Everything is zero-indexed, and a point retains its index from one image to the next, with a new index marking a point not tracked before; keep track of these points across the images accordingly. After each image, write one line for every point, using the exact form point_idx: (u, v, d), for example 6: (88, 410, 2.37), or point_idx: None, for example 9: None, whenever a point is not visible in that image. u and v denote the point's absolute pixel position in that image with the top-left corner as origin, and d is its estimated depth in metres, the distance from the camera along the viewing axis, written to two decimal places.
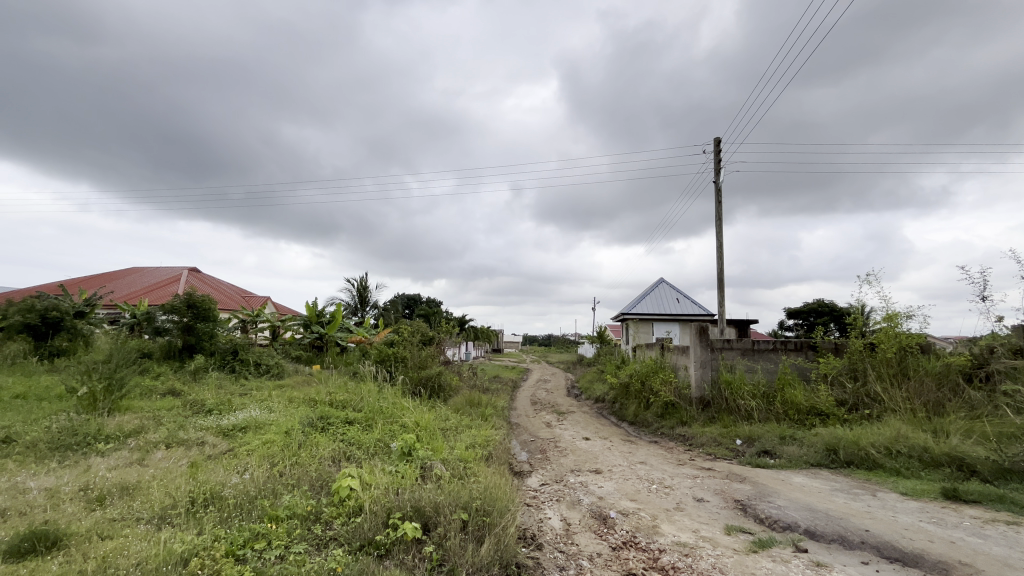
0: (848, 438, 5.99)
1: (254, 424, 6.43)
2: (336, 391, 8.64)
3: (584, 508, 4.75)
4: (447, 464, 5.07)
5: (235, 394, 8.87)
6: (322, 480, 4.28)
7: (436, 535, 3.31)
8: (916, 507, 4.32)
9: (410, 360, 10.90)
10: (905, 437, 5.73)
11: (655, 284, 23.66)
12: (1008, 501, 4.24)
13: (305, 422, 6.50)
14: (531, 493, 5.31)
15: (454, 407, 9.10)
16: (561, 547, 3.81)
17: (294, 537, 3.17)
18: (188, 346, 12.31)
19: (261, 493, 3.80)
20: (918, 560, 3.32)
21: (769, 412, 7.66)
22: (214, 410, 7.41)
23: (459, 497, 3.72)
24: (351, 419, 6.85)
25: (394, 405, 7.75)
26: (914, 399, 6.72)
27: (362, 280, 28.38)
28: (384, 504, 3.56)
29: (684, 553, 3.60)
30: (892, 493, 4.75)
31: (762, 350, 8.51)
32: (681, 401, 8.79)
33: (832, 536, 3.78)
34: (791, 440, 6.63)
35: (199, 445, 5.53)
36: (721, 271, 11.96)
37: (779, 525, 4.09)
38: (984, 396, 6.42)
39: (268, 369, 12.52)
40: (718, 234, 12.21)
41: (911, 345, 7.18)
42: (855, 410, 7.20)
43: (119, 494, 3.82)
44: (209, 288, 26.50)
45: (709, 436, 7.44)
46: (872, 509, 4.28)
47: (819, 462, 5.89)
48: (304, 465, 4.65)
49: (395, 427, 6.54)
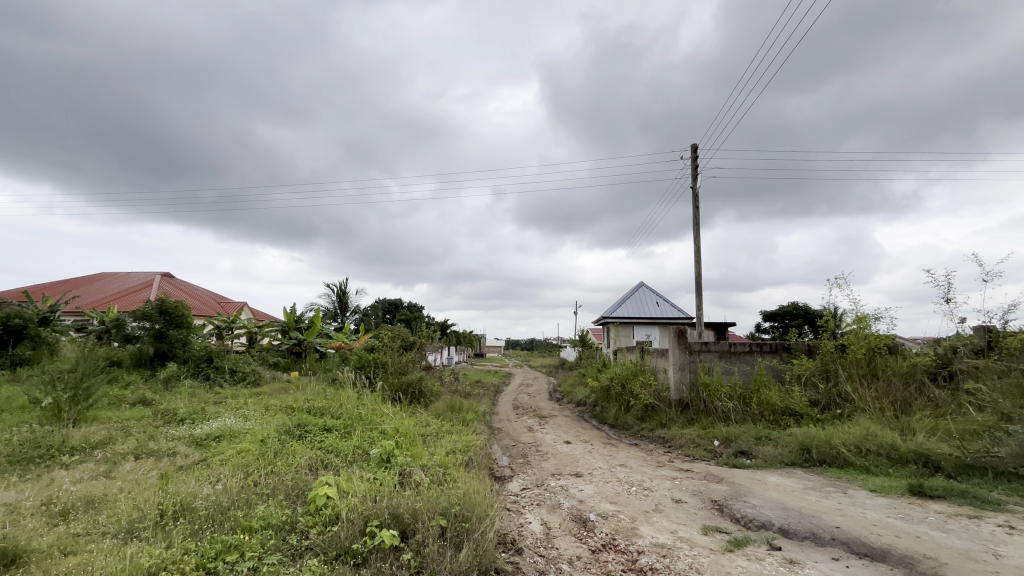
0: (821, 438, 6.15)
1: (229, 432, 6.28)
2: (314, 398, 8.47)
3: (564, 511, 4.77)
4: (426, 470, 5.01)
5: (209, 403, 8.64)
6: (298, 489, 4.20)
7: (414, 543, 3.26)
8: (883, 503, 4.45)
9: (389, 366, 10.77)
10: (874, 435, 5.91)
11: (635, 287, 23.96)
12: (971, 496, 4.41)
13: (281, 430, 6.37)
14: (512, 497, 5.32)
15: (435, 413, 9.00)
16: (541, 551, 3.81)
17: (267, 548, 3.10)
18: (159, 354, 12.01)
19: (234, 504, 3.71)
20: (886, 555, 3.42)
21: (745, 413, 7.80)
22: (188, 419, 7.22)
23: (438, 503, 3.70)
24: (329, 426, 6.73)
25: (374, 412, 7.65)
26: (882, 398, 6.94)
27: (341, 285, 28.11)
28: (361, 512, 3.51)
29: (662, 554, 3.65)
30: (862, 490, 4.89)
31: (739, 353, 8.67)
32: (660, 403, 8.90)
33: (804, 534, 3.87)
34: (766, 440, 6.77)
35: (170, 455, 5.38)
36: (697, 276, 12.18)
37: (754, 523, 4.17)
38: (948, 395, 6.68)
39: (244, 377, 12.20)
40: (695, 239, 12.43)
41: (880, 347, 7.43)
42: (827, 410, 7.38)
43: (83, 508, 3.69)
44: (182, 295, 25.96)
45: (688, 437, 7.55)
46: (843, 507, 4.39)
47: (793, 462, 6.02)
48: (280, 474, 4.56)
49: (374, 434, 6.45)
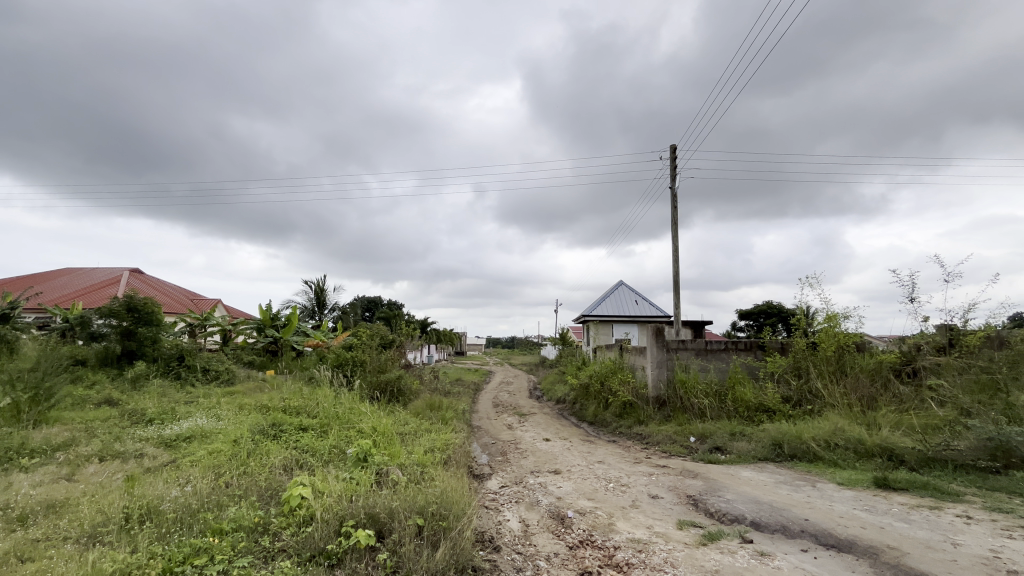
0: (792, 433, 6.32)
1: (200, 432, 6.12)
2: (289, 397, 8.31)
3: (543, 508, 4.79)
4: (404, 469, 4.98)
5: (179, 403, 8.39)
6: (271, 490, 4.12)
7: (390, 542, 3.23)
8: (850, 496, 4.60)
9: (368, 364, 10.64)
10: (842, 430, 6.10)
11: (615, 286, 24.19)
12: (932, 488, 4.59)
13: (255, 429, 6.23)
14: (491, 495, 5.31)
15: (414, 411, 8.94)
16: (519, 548, 3.82)
17: (238, 550, 3.03)
18: (127, 352, 11.61)
19: (204, 506, 3.61)
20: (851, 545, 3.54)
21: (720, 409, 7.96)
22: (156, 419, 7.00)
23: (415, 502, 3.67)
24: (305, 426, 6.62)
25: (352, 411, 7.55)
26: (851, 394, 7.17)
27: (319, 282, 27.65)
28: (336, 513, 3.46)
29: (638, 549, 3.69)
30: (830, 483, 5.04)
31: (715, 350, 8.84)
32: (638, 401, 9.01)
33: (774, 526, 3.98)
34: (740, 436, 6.92)
35: (137, 457, 5.21)
36: (675, 275, 12.35)
37: (727, 517, 4.27)
38: (911, 391, 6.94)
39: (217, 376, 11.89)
40: (673, 238, 12.62)
41: (849, 345, 7.67)
42: (799, 406, 7.59)
43: (43, 512, 3.55)
44: (151, 291, 25.12)
45: (665, 434, 7.66)
46: (812, 499, 4.53)
47: (766, 456, 6.18)
48: (253, 475, 4.47)
49: (351, 432, 6.37)
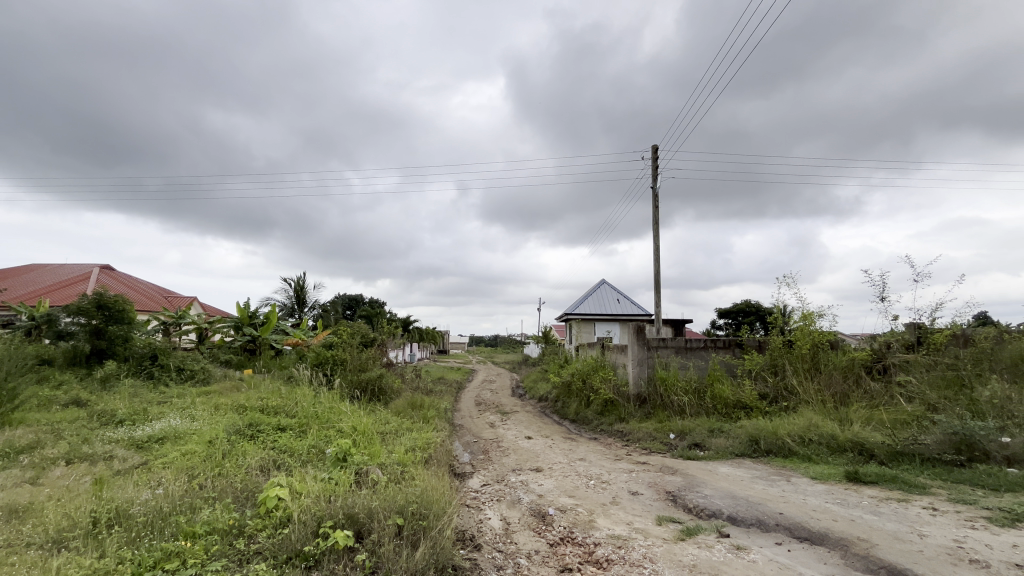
0: (768, 429, 6.45)
1: (174, 433, 5.96)
2: (267, 397, 8.16)
3: (524, 506, 4.80)
4: (384, 468, 4.94)
5: (152, 403, 8.15)
6: (247, 491, 4.04)
7: (369, 543, 3.20)
8: (823, 490, 4.72)
9: (348, 362, 10.52)
10: (816, 426, 6.25)
11: (597, 284, 24.35)
12: (900, 481, 4.74)
13: (231, 430, 6.09)
14: (472, 494, 5.30)
15: (395, 410, 8.86)
16: (499, 547, 3.82)
17: (211, 554, 2.96)
18: (97, 352, 11.24)
19: (177, 509, 3.52)
20: (824, 538, 3.63)
21: (699, 406, 8.08)
22: (127, 420, 6.80)
23: (395, 502, 3.64)
24: (283, 426, 6.50)
25: (331, 410, 7.44)
26: (824, 391, 7.35)
27: (299, 280, 27.21)
28: (314, 513, 3.40)
29: (618, 545, 3.73)
30: (804, 478, 5.17)
31: (694, 348, 8.97)
32: (619, 398, 9.10)
33: (750, 521, 4.06)
34: (718, 432, 7.04)
35: (107, 459, 5.05)
36: (656, 273, 12.50)
37: (705, 512, 4.34)
38: (881, 387, 7.16)
39: (192, 375, 11.60)
40: (655, 238, 12.75)
41: (823, 342, 7.86)
42: (775, 403, 7.75)
43: (5, 518, 3.41)
44: (123, 289, 24.38)
45: (645, 431, 7.75)
46: (786, 494, 4.63)
47: (743, 452, 6.30)
48: (228, 476, 4.37)
49: (331, 432, 6.29)
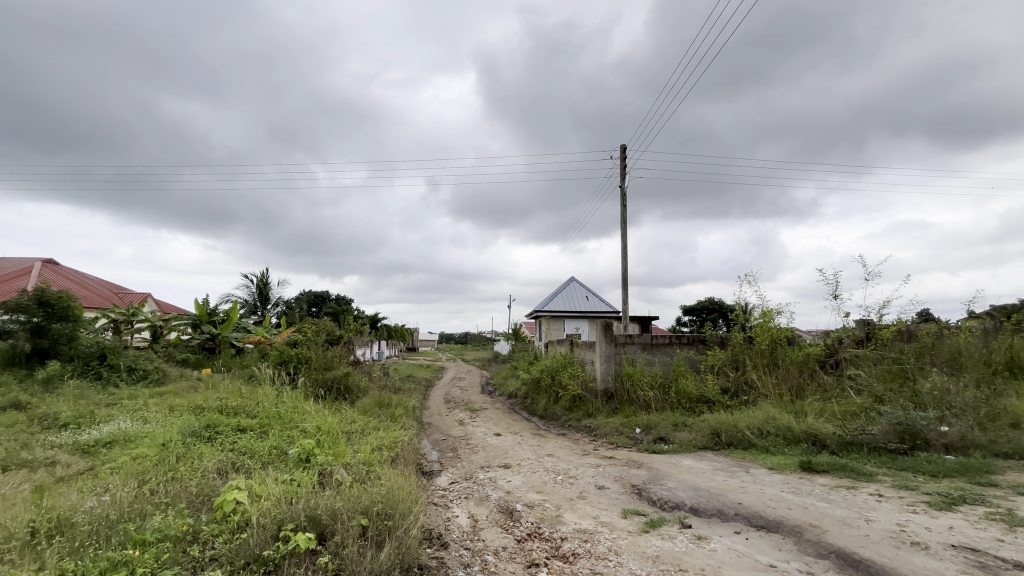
0: (728, 422, 6.68)
1: (124, 437, 5.66)
2: (227, 397, 7.86)
3: (492, 503, 4.80)
4: (349, 469, 4.84)
5: (99, 406, 7.72)
6: (204, 495, 3.88)
7: (332, 545, 3.13)
8: (779, 480, 4.93)
9: (313, 361, 10.26)
10: (773, 418, 6.51)
11: (566, 282, 24.57)
12: (849, 469, 4.99)
13: (186, 432, 5.83)
14: (440, 492, 5.26)
15: (362, 409, 8.71)
16: (467, 544, 3.80)
17: (163, 562, 2.82)
18: (38, 351, 10.56)
19: (125, 516, 3.35)
20: (779, 525, 3.79)
21: (664, 401, 8.28)
22: (72, 424, 6.41)
23: (359, 502, 3.56)
24: (242, 427, 6.28)
25: (295, 410, 7.24)
26: (782, 384, 7.67)
27: (262, 276, 26.31)
28: (275, 516, 3.30)
29: (584, 539, 3.78)
30: (762, 468, 5.37)
31: (660, 345, 9.17)
32: (587, 394, 9.22)
33: (711, 511, 4.19)
34: (682, 426, 7.23)
35: (48, 466, 4.74)
36: (624, 271, 12.73)
37: (668, 504, 4.45)
38: (834, 380, 7.53)
39: (145, 376, 11.05)
40: (622, 236, 12.97)
41: (780, 338, 8.19)
42: (736, 396, 8.02)
43: None
44: (68, 285, 22.95)
45: (612, 426, 7.88)
46: (745, 484, 4.80)
47: (705, 445, 6.49)
48: (183, 480, 4.19)
49: (294, 432, 6.12)
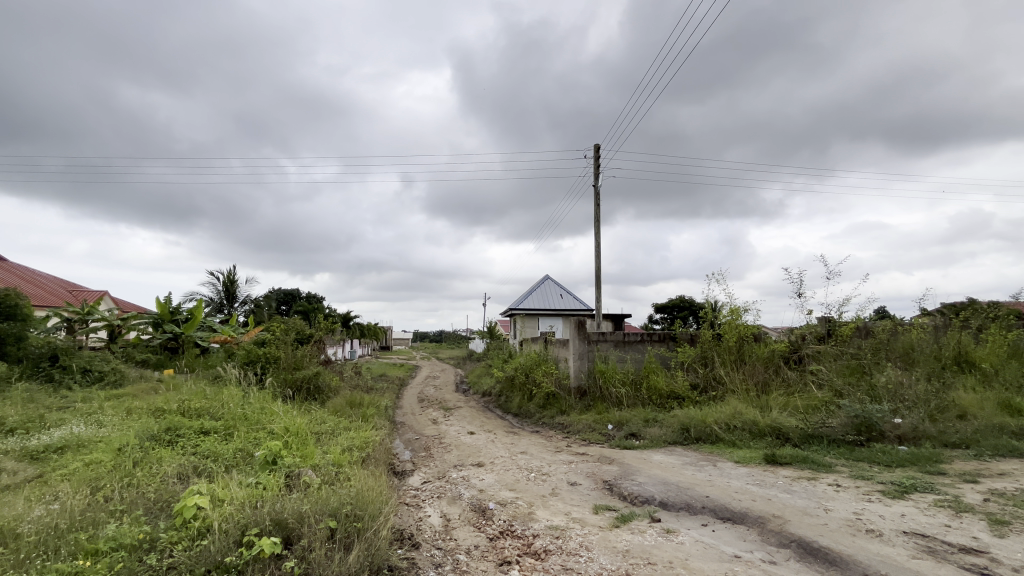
0: (697, 418, 6.83)
1: (77, 442, 5.39)
2: (190, 398, 7.58)
3: (464, 502, 4.78)
4: (318, 470, 4.74)
5: (51, 409, 7.32)
6: (163, 502, 3.73)
7: (298, 549, 3.05)
8: (744, 472, 5.07)
9: (282, 360, 9.99)
10: (740, 413, 6.70)
11: (541, 280, 24.67)
12: (810, 461, 5.18)
13: (145, 436, 5.59)
14: (412, 492, 5.20)
15: (332, 409, 8.54)
16: (438, 544, 3.78)
17: (116, 572, 2.69)
18: None
19: (76, 526, 3.18)
20: (744, 517, 3.90)
21: (636, 397, 8.42)
22: (20, 429, 6.06)
23: (328, 504, 3.49)
24: (206, 429, 6.06)
25: (262, 411, 7.03)
26: (748, 380, 7.91)
27: (228, 273, 25.46)
28: (238, 521, 3.20)
29: (556, 536, 3.80)
30: (729, 462, 5.52)
31: (632, 342, 9.18)
32: (561, 391, 9.28)
33: (680, 505, 4.28)
34: (653, 422, 7.37)
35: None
36: (598, 269, 12.86)
37: (638, 499, 4.52)
38: (797, 375, 7.80)
39: (102, 377, 10.55)
40: (596, 235, 13.10)
41: (747, 335, 8.42)
42: (705, 392, 8.22)
43: None
44: (17, 282, 21.69)
45: (585, 423, 7.96)
46: (713, 478, 4.93)
47: (675, 440, 6.63)
48: (141, 486, 4.02)
49: (260, 434, 5.95)
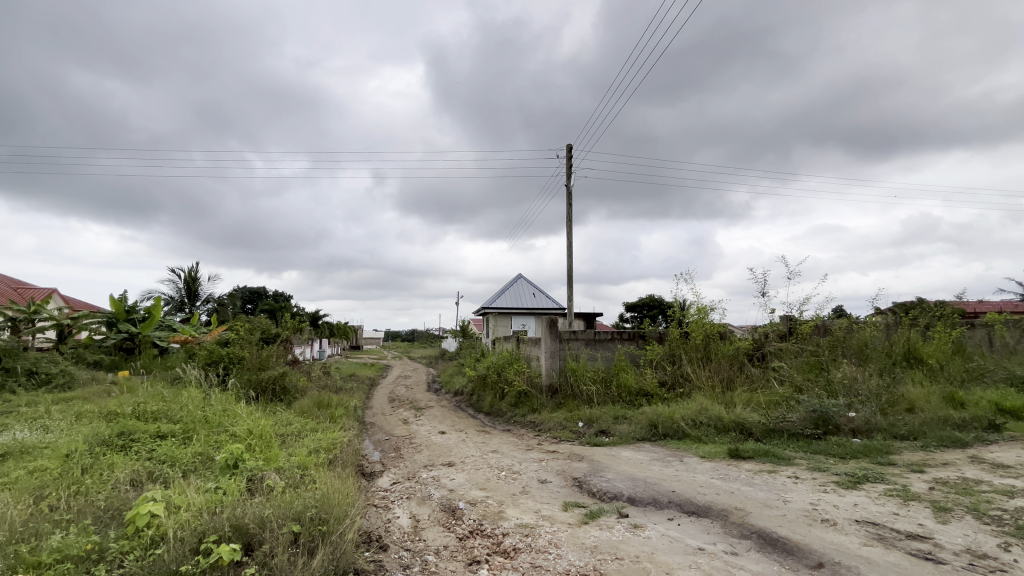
0: (665, 414, 6.98)
1: (20, 448, 5.07)
2: (146, 401, 7.24)
3: (434, 502, 4.74)
4: (282, 473, 4.61)
5: None
6: (115, 510, 3.55)
7: (259, 554, 2.96)
8: (709, 467, 5.21)
9: (247, 361, 9.68)
10: (705, 409, 6.87)
11: (514, 279, 24.72)
12: (771, 455, 5.37)
13: (96, 441, 5.31)
14: (381, 493, 5.13)
15: (299, 410, 8.32)
16: (407, 545, 3.73)
17: None
18: None
19: (16, 537, 2.99)
20: (708, 510, 4.00)
21: (606, 394, 8.54)
22: None
23: (291, 508, 3.40)
24: (163, 433, 5.81)
25: (224, 413, 6.79)
26: (714, 376, 8.13)
27: (189, 270, 24.49)
28: (195, 528, 3.08)
29: (525, 534, 3.81)
30: (694, 457, 5.66)
31: (602, 340, 9.31)
32: (532, 390, 9.32)
33: (647, 500, 4.35)
34: (622, 419, 7.49)
35: None
36: (570, 268, 12.96)
37: (607, 495, 4.58)
38: (760, 372, 8.06)
39: (49, 380, 9.98)
40: (569, 234, 13.20)
41: (714, 333, 8.64)
42: (672, 389, 8.40)
43: None
44: None
45: (556, 421, 8.02)
46: (679, 473, 5.04)
47: (643, 436, 6.75)
48: (91, 494, 3.82)
49: (222, 437, 5.74)
